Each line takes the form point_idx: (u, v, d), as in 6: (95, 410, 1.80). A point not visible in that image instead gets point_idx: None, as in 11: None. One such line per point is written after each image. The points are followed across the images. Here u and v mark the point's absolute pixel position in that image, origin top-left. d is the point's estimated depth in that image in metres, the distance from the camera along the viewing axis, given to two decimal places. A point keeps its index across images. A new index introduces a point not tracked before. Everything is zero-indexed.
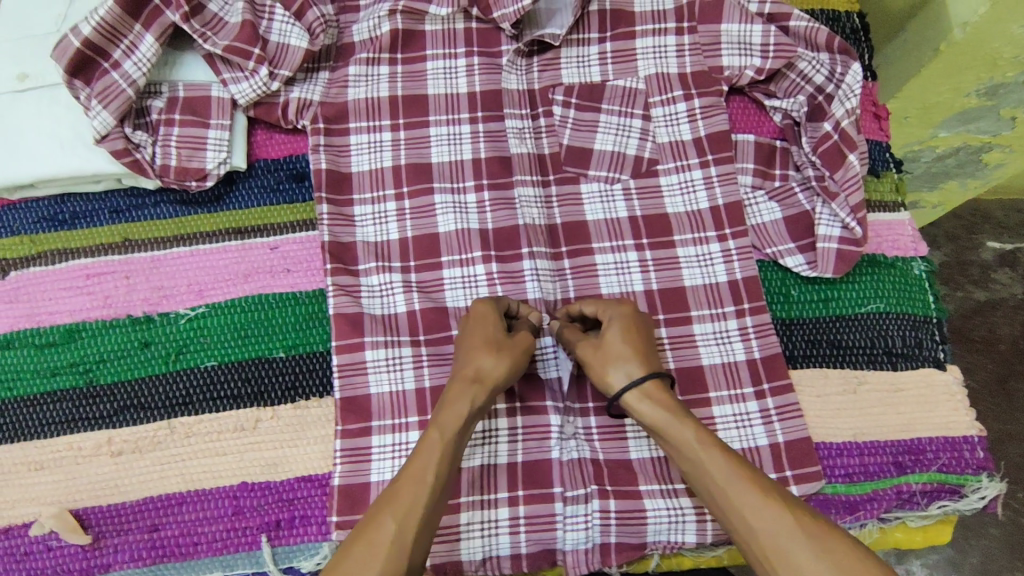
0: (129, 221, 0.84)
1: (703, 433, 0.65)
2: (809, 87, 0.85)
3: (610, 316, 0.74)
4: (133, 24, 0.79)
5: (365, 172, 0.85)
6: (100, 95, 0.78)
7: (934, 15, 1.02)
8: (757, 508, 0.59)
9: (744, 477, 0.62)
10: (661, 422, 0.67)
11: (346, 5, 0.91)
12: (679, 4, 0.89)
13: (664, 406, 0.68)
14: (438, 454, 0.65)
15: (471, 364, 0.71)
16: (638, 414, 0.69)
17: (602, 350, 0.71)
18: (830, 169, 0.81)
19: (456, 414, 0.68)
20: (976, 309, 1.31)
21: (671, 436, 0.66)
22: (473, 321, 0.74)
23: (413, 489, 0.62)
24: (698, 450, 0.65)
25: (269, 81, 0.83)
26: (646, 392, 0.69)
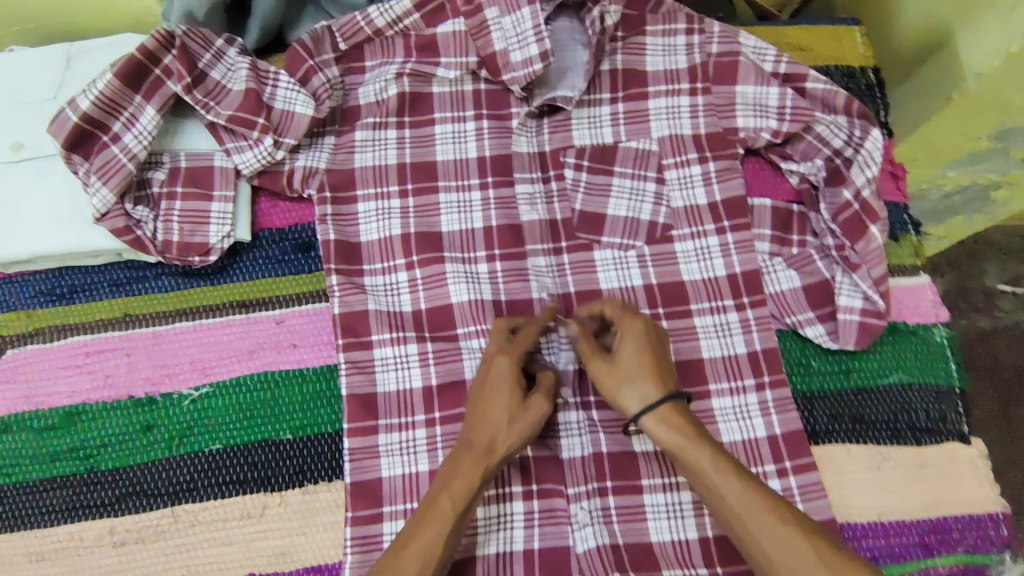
0: (129, 294, 0.82)
1: (719, 455, 0.65)
2: (827, 150, 0.83)
3: (624, 331, 0.71)
4: (134, 95, 0.76)
5: (375, 241, 0.83)
6: (99, 171, 0.75)
7: (950, 67, 1.00)
8: (773, 531, 0.61)
9: (758, 497, 0.63)
10: (679, 444, 0.66)
11: (351, 66, 0.87)
12: (693, 64, 0.87)
13: (678, 428, 0.67)
14: (450, 503, 0.64)
15: (484, 434, 0.67)
16: (651, 433, 0.68)
17: (618, 373, 0.70)
18: (851, 240, 0.79)
19: (462, 485, 0.65)
20: (980, 337, 1.24)
21: (688, 459, 0.66)
22: (485, 385, 0.70)
23: (421, 551, 0.62)
24: (712, 472, 0.65)
25: (274, 150, 0.81)
26: (662, 414, 0.68)
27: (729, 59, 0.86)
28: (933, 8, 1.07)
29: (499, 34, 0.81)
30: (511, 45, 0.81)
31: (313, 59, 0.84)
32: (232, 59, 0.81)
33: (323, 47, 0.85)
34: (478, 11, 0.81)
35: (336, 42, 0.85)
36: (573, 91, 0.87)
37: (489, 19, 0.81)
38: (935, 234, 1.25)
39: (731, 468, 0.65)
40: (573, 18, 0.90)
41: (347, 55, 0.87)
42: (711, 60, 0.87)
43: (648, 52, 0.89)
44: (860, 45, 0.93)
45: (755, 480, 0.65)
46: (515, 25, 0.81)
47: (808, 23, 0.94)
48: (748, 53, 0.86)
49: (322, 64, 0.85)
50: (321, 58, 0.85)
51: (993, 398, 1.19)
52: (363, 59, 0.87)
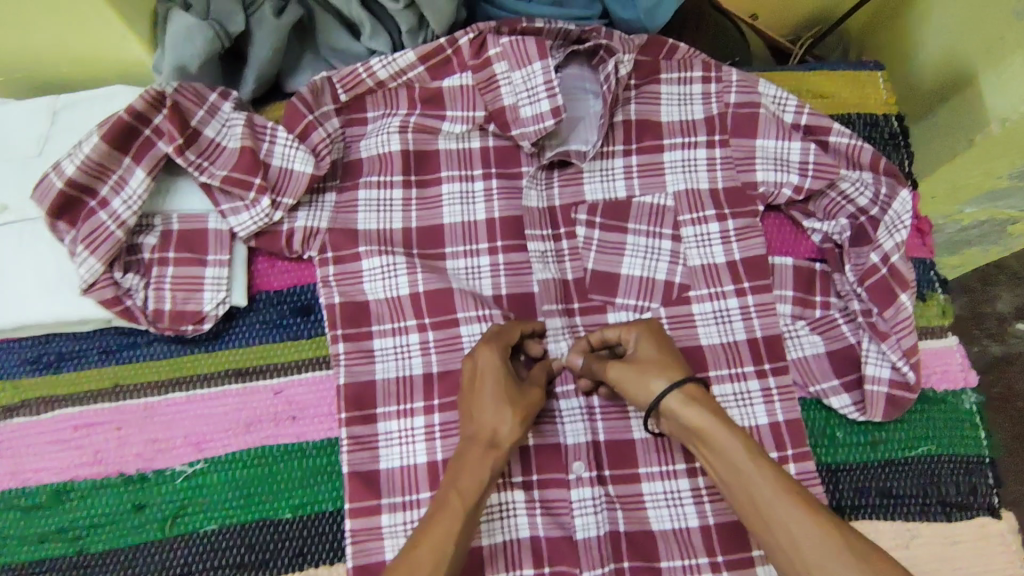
0: (119, 362, 0.78)
1: (750, 444, 0.61)
2: (851, 208, 0.79)
3: (637, 332, 0.70)
4: (123, 157, 0.72)
5: (382, 300, 0.78)
6: (86, 240, 0.71)
7: (973, 110, 0.96)
8: (805, 522, 0.56)
9: (791, 487, 0.58)
10: (709, 427, 0.62)
11: (352, 116, 0.84)
12: (710, 115, 0.84)
13: (709, 410, 0.63)
14: (456, 515, 0.59)
15: (484, 426, 0.65)
16: (680, 419, 0.64)
17: (636, 365, 0.67)
18: (879, 306, 0.75)
19: (474, 477, 0.62)
20: (991, 365, 1.19)
21: (720, 445, 0.61)
22: (477, 375, 0.68)
23: (432, 553, 0.57)
24: (746, 461, 0.60)
25: (272, 211, 0.77)
26: (689, 396, 0.64)
27: (748, 110, 0.82)
28: (956, 46, 1.03)
29: (508, 88, 0.79)
30: (521, 100, 0.78)
31: (312, 114, 0.80)
32: (226, 114, 0.77)
33: (321, 99, 0.81)
34: (486, 64, 0.78)
35: (335, 93, 0.82)
36: (586, 145, 0.84)
37: (497, 74, 0.79)
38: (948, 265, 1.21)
39: (764, 460, 0.60)
40: (584, 65, 0.86)
41: (348, 105, 0.83)
42: (729, 111, 0.83)
43: (663, 102, 0.85)
44: (883, 92, 0.89)
45: (786, 474, 0.60)
46: (525, 80, 0.78)
47: (828, 69, 0.90)
48: (766, 104, 0.82)
49: (321, 117, 0.81)
50: (319, 111, 0.81)
51: (1007, 430, 1.15)
52: (365, 110, 0.84)
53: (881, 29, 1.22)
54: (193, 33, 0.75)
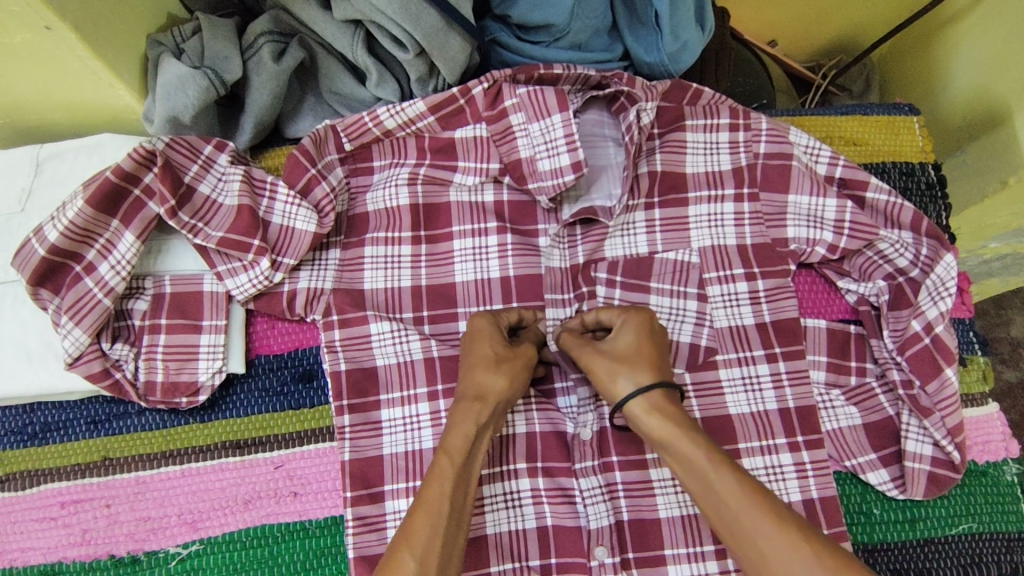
0: (109, 433, 0.73)
1: (713, 451, 0.57)
2: (889, 268, 0.74)
3: (626, 320, 0.66)
4: (110, 219, 0.67)
5: (392, 364, 0.73)
6: (71, 309, 0.66)
7: (1010, 153, 0.91)
8: (768, 531, 0.51)
9: (753, 494, 0.54)
10: (671, 435, 0.58)
11: (357, 165, 0.79)
12: (738, 166, 0.78)
13: (671, 418, 0.59)
14: (448, 479, 0.58)
15: (471, 384, 0.64)
16: (645, 428, 0.61)
17: (611, 357, 0.64)
18: (921, 379, 0.70)
19: (461, 436, 0.60)
20: (1005, 391, 1.13)
21: (681, 453, 0.58)
22: (470, 340, 0.67)
23: (429, 520, 0.55)
24: (705, 466, 0.56)
25: (271, 273, 0.72)
26: (654, 403, 0.61)
27: (779, 162, 0.77)
28: (986, 82, 0.98)
29: (526, 140, 0.74)
30: (539, 153, 0.73)
31: (315, 166, 0.74)
32: (223, 167, 0.72)
33: (326, 147, 0.76)
34: (502, 116, 0.74)
35: (340, 142, 0.76)
36: (609, 200, 0.79)
37: (513, 126, 0.74)
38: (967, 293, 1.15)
39: (731, 468, 0.56)
40: (604, 110, 0.81)
41: (354, 154, 0.78)
42: (758, 162, 0.78)
43: (688, 151, 0.80)
44: (918, 137, 0.84)
45: (755, 481, 0.55)
46: (543, 133, 0.73)
47: (862, 113, 0.85)
48: (799, 155, 0.77)
49: (326, 168, 0.75)
50: (323, 162, 0.75)
51: None
52: (370, 159, 0.79)
53: (907, 60, 1.16)
54: (186, 81, 0.70)
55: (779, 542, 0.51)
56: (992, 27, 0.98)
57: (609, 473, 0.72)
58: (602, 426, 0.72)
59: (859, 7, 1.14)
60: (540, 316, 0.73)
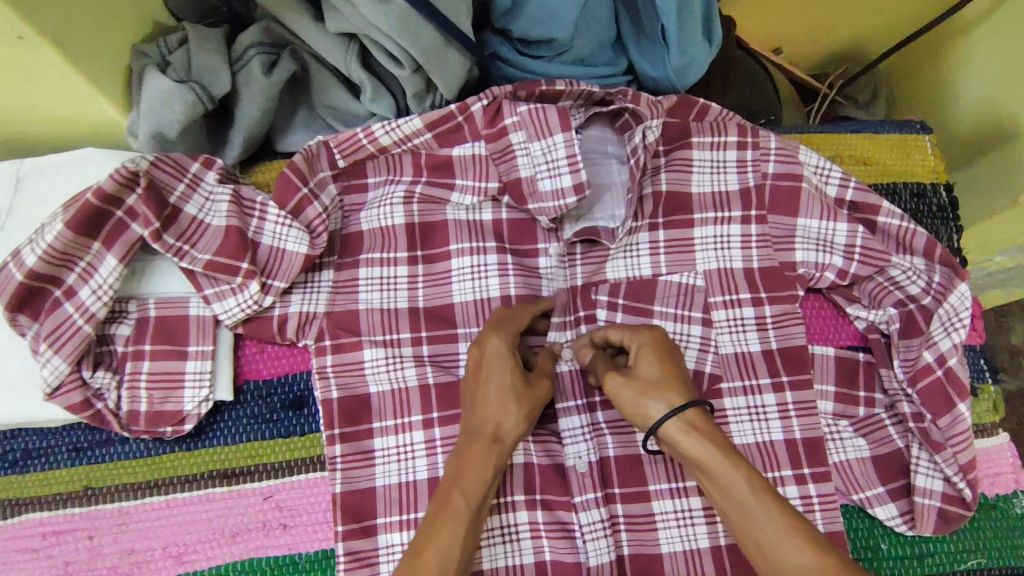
0: (92, 462, 0.70)
1: (757, 478, 0.55)
2: (899, 295, 0.72)
3: (641, 341, 0.63)
4: (91, 242, 0.64)
5: (386, 391, 0.71)
6: (50, 337, 0.63)
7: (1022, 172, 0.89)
8: (815, 572, 0.50)
9: (800, 532, 0.52)
10: (713, 462, 0.55)
11: (351, 182, 0.76)
12: (746, 187, 0.76)
13: (712, 440, 0.56)
14: (457, 521, 0.55)
15: (485, 422, 0.61)
16: (681, 447, 0.58)
17: (635, 380, 0.61)
18: (933, 414, 0.68)
19: (474, 478, 0.58)
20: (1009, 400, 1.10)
21: (722, 481, 0.55)
22: (481, 365, 0.64)
23: (441, 563, 0.52)
24: (750, 498, 0.54)
25: (261, 296, 0.69)
26: (689, 424, 0.58)
27: (787, 183, 0.75)
28: (998, 97, 0.96)
29: (526, 159, 0.71)
30: (540, 173, 0.71)
31: (307, 185, 0.71)
32: (210, 186, 0.69)
33: (319, 163, 0.73)
34: (501, 134, 0.71)
35: (333, 159, 0.73)
36: (613, 221, 0.76)
37: (513, 144, 0.71)
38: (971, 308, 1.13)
39: (777, 501, 0.53)
40: (606, 126, 0.79)
41: (347, 170, 0.75)
42: (766, 182, 0.75)
43: (695, 170, 0.77)
44: (930, 157, 0.82)
45: (796, 513, 0.53)
46: (545, 152, 0.70)
47: (872, 131, 0.83)
48: (810, 176, 0.74)
49: (318, 186, 0.72)
50: (315, 179, 0.72)
51: None
52: (365, 176, 0.76)
53: (915, 69, 1.13)
54: (172, 96, 0.66)
55: None
56: (1005, 40, 0.95)
57: (610, 505, 0.69)
58: (603, 456, 0.71)
59: (868, 13, 1.11)
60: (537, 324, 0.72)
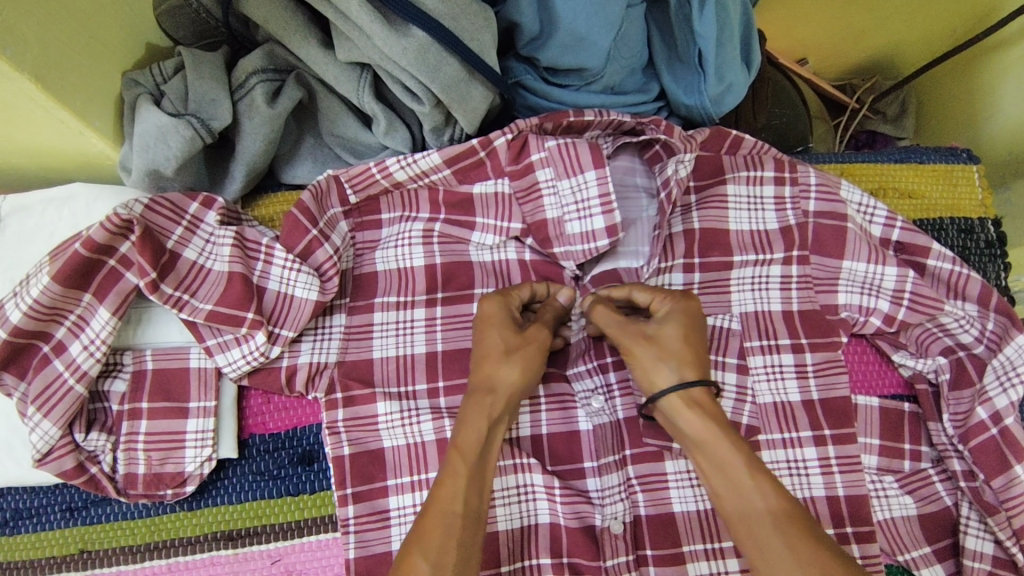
0: (86, 523, 0.64)
1: (753, 459, 0.54)
2: (949, 341, 0.68)
3: (673, 308, 0.61)
4: (82, 294, 0.59)
5: (401, 446, 0.65)
6: (37, 399, 0.58)
7: None
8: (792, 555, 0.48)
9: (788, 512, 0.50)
10: (710, 436, 0.55)
11: (363, 218, 0.71)
12: (787, 225, 0.71)
13: (712, 416, 0.56)
14: (465, 478, 0.52)
15: (481, 377, 0.58)
16: (679, 423, 0.58)
17: (653, 348, 0.59)
18: (986, 473, 0.64)
19: (473, 433, 0.55)
20: None
21: (717, 455, 0.55)
22: (480, 327, 0.61)
23: (443, 521, 0.50)
24: (744, 473, 0.53)
25: (268, 347, 0.63)
26: (694, 401, 0.57)
27: (832, 221, 0.69)
28: None
29: (553, 199, 0.67)
30: (569, 213, 0.67)
31: (317, 226, 0.65)
32: (211, 228, 0.64)
33: (330, 199, 0.67)
34: (527, 171, 0.67)
35: (342, 193, 0.68)
36: (637, 258, 0.71)
37: (540, 181, 0.67)
38: None
39: (766, 477, 0.53)
40: (635, 156, 0.73)
41: (360, 206, 0.70)
42: (808, 221, 0.70)
43: (731, 206, 0.72)
44: (978, 189, 0.77)
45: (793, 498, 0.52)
46: (574, 191, 0.66)
47: (916, 161, 0.78)
48: (854, 215, 0.70)
49: (328, 225, 0.67)
50: (325, 218, 0.67)
51: None
52: (379, 211, 0.71)
53: (950, 81, 1.07)
54: (168, 131, 0.61)
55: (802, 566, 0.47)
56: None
57: (642, 569, 0.65)
58: (636, 516, 0.66)
59: (903, 21, 1.05)
60: (554, 287, 0.67)
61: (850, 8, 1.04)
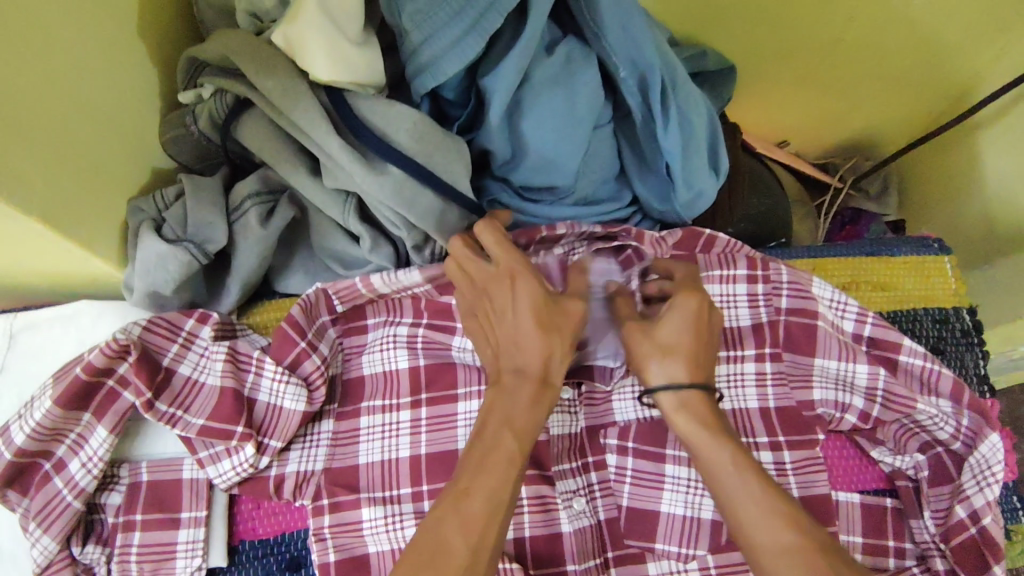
0: None
1: (740, 454, 0.55)
2: (926, 438, 0.69)
3: (675, 293, 0.61)
4: (82, 413, 0.62)
5: (386, 552, 0.66)
6: (39, 515, 0.61)
7: None
8: (779, 547, 0.49)
9: (776, 504, 0.51)
10: (699, 444, 0.56)
11: (350, 325, 0.75)
12: (760, 321, 0.73)
13: (702, 419, 0.57)
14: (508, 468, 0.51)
15: (521, 359, 0.56)
16: (672, 423, 0.59)
17: (654, 336, 0.60)
18: (968, 575, 0.63)
19: (525, 425, 0.53)
20: None
21: (705, 457, 0.56)
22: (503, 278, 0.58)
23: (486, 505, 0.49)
24: (725, 467, 0.54)
25: (257, 457, 0.66)
26: (687, 406, 0.58)
27: (803, 319, 0.72)
28: None
29: None
30: None
31: (306, 338, 0.68)
32: (205, 343, 0.67)
33: (320, 308, 0.71)
34: None
35: (330, 303, 0.71)
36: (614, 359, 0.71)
37: None
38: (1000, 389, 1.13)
39: (752, 469, 0.54)
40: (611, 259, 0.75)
41: (345, 314, 0.74)
42: (780, 318, 0.73)
43: None
44: (951, 278, 0.78)
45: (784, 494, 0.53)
46: None
47: (887, 254, 0.80)
48: (825, 311, 0.72)
49: (317, 334, 0.70)
50: (314, 327, 0.70)
51: None
52: (364, 317, 0.74)
53: (930, 160, 1.10)
54: (166, 257, 0.65)
55: (780, 548, 0.49)
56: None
57: None
58: None
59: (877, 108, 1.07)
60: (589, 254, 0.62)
61: (822, 99, 1.07)
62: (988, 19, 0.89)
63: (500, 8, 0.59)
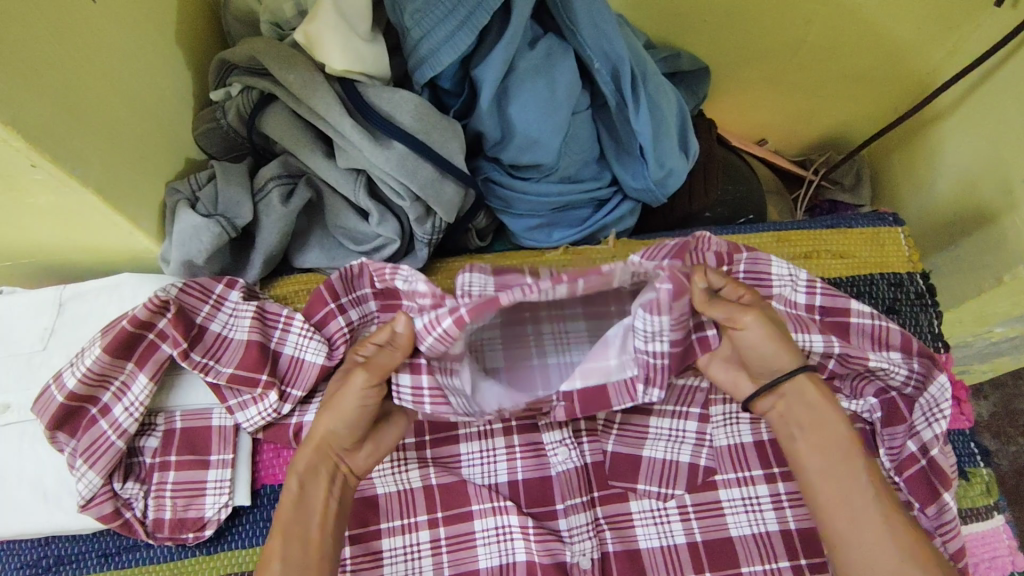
0: (119, 567, 0.74)
1: (853, 446, 0.63)
2: (881, 384, 0.75)
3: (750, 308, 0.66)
4: (126, 362, 0.71)
5: (393, 492, 0.74)
6: (84, 453, 0.69)
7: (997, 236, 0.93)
8: (880, 534, 0.59)
9: (882, 500, 0.61)
10: (823, 424, 0.64)
11: (390, 302, 0.76)
12: None
13: (817, 406, 0.65)
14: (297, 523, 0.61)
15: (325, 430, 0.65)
16: (786, 407, 0.66)
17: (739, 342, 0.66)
18: (921, 503, 0.71)
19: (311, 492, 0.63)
20: None
21: (827, 441, 0.64)
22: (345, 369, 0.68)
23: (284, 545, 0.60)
24: (840, 460, 0.62)
25: (279, 404, 0.74)
26: (802, 391, 0.65)
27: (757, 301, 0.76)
28: (976, 180, 0.98)
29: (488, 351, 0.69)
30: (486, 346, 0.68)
31: (337, 300, 0.76)
32: (233, 303, 0.76)
33: (359, 281, 0.75)
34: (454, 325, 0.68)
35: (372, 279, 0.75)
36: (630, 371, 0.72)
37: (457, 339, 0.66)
38: (980, 368, 1.19)
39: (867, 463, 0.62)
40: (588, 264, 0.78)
41: (385, 291, 0.75)
42: None
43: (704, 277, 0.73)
44: (905, 246, 0.87)
45: (883, 480, 0.62)
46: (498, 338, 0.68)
47: (846, 226, 0.88)
48: (778, 293, 0.75)
49: (352, 301, 0.76)
50: (351, 295, 0.76)
51: None
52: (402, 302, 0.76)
53: (898, 152, 1.18)
54: (200, 229, 0.74)
55: (886, 536, 0.59)
56: (983, 118, 0.97)
57: None
58: (603, 552, 0.74)
59: (845, 104, 1.15)
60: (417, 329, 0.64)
61: (793, 97, 1.16)
62: (938, 15, 0.95)
63: (487, 6, 0.69)
